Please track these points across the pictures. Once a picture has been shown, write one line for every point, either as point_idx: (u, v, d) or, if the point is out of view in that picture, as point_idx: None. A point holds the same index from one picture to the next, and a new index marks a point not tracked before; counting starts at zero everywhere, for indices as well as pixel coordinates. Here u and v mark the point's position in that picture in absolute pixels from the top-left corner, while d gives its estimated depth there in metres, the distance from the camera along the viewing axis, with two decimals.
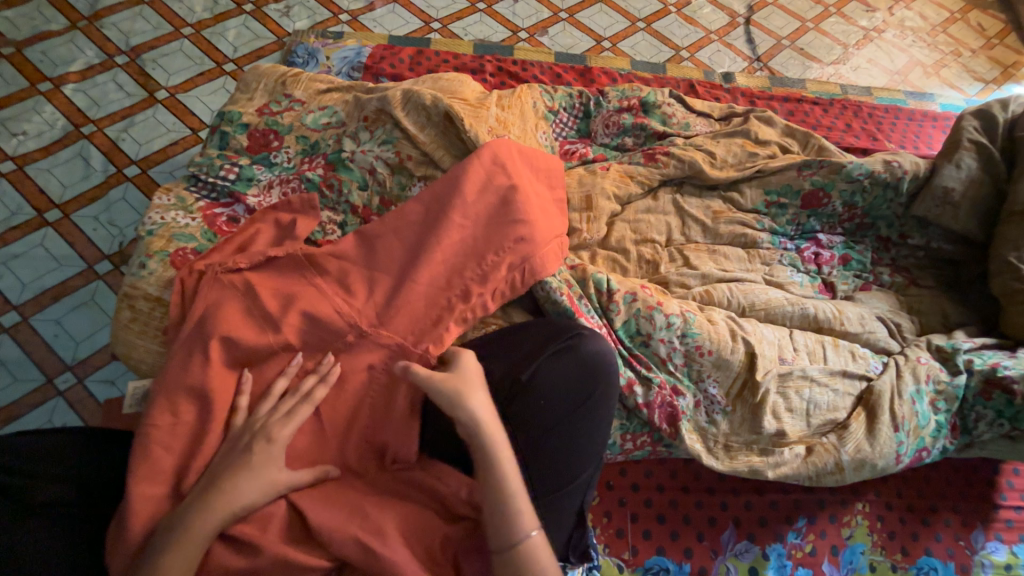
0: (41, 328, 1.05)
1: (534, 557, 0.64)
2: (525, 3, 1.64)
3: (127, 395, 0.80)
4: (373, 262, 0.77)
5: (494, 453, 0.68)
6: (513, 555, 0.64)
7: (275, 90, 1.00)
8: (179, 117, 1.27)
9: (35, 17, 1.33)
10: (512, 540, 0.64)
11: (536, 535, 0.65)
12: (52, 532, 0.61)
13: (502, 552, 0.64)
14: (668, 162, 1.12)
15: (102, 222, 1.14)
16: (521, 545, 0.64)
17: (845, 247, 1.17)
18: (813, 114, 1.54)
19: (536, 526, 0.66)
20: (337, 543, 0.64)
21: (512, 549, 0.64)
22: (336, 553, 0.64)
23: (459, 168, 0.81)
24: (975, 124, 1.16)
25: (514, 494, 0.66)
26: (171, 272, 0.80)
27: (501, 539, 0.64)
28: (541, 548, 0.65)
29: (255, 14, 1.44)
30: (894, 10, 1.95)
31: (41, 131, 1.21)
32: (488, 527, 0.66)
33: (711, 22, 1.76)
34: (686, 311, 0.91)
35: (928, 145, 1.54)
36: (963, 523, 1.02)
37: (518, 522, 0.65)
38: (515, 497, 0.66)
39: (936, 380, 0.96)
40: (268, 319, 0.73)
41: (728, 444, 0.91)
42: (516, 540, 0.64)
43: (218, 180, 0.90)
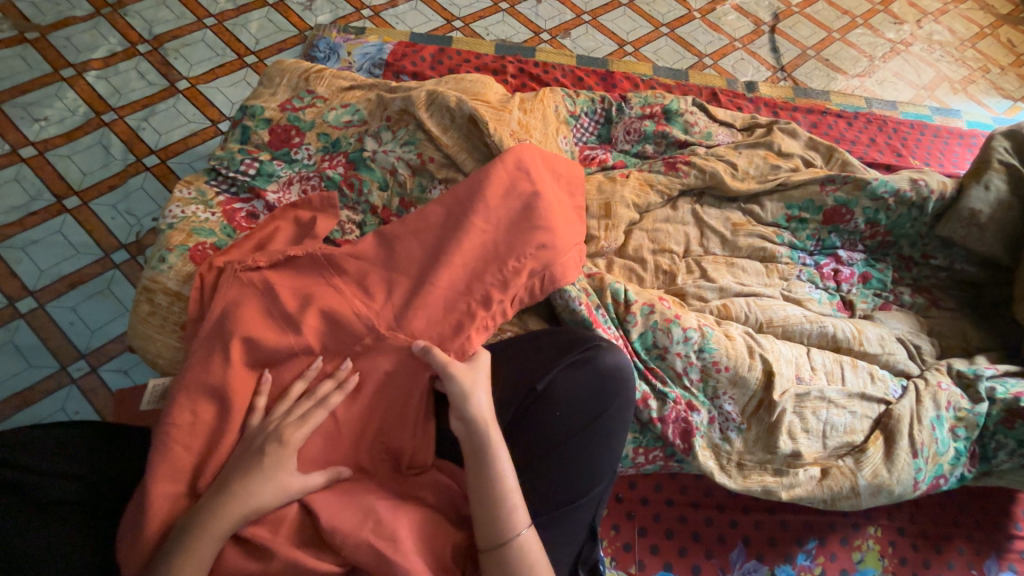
0: (58, 315, 1.05)
1: (522, 555, 0.65)
2: (548, 4, 1.63)
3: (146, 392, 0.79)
4: (392, 265, 0.77)
5: (494, 451, 0.68)
6: (502, 552, 0.65)
7: (298, 85, 0.99)
8: (198, 107, 1.27)
9: (60, 3, 1.34)
10: (502, 538, 0.65)
11: (527, 535, 0.66)
12: (64, 529, 0.60)
13: (491, 549, 0.65)
14: (689, 172, 1.10)
15: (120, 211, 1.14)
16: (511, 543, 0.65)
17: (866, 265, 1.15)
18: (837, 127, 1.51)
19: (526, 524, 0.66)
20: (349, 547, 0.64)
21: (501, 546, 0.65)
22: (348, 557, 0.64)
23: (482, 173, 0.80)
24: (1005, 145, 1.14)
25: (509, 494, 0.66)
26: (190, 267, 0.80)
27: (490, 536, 0.65)
28: (531, 550, 0.65)
29: (277, 7, 1.44)
30: (923, 23, 1.92)
31: (62, 116, 1.21)
32: (478, 525, 0.66)
33: (735, 29, 1.74)
34: (703, 326, 0.89)
35: (953, 163, 1.51)
36: (976, 551, 1.00)
37: (509, 521, 0.65)
38: (507, 497, 0.67)
39: (957, 407, 0.95)
40: (286, 319, 0.73)
41: (741, 462, 0.90)
42: (506, 539, 0.65)
43: (239, 175, 0.90)
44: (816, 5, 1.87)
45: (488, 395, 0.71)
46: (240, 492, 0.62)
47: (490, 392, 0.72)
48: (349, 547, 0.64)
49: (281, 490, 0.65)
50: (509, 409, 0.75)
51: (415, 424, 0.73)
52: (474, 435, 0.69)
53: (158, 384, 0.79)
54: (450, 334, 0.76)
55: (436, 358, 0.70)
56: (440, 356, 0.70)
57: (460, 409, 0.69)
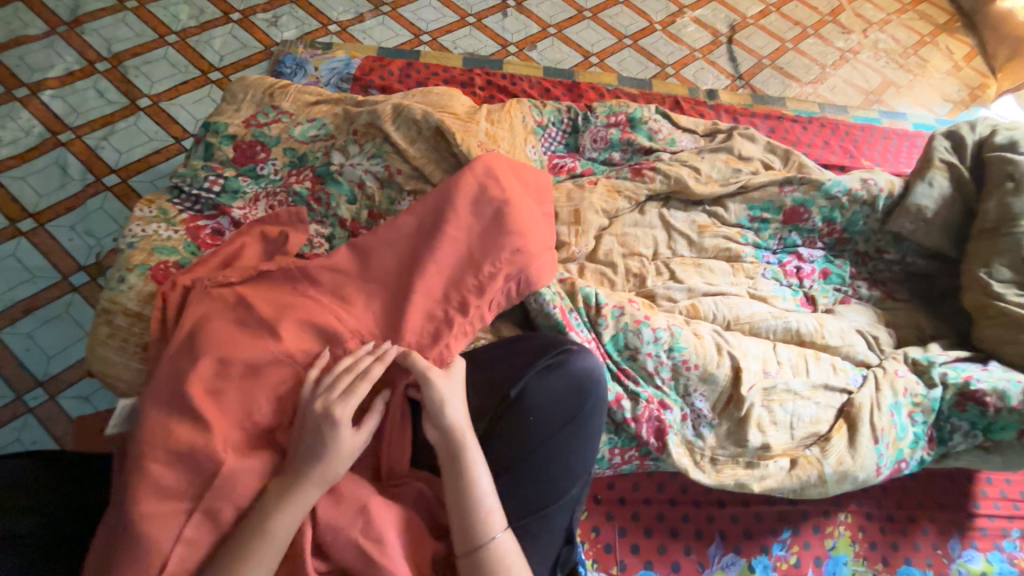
0: (11, 342, 1.01)
1: (499, 558, 0.65)
2: (514, 18, 1.66)
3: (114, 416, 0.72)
4: (364, 276, 0.77)
5: (468, 456, 0.68)
6: (479, 556, 0.65)
7: (263, 101, 0.99)
8: (161, 125, 1.25)
9: (12, 22, 1.30)
10: (477, 541, 0.65)
11: (503, 538, 0.66)
12: (21, 565, 0.56)
13: (468, 553, 0.65)
14: (654, 177, 1.14)
15: (78, 232, 1.11)
16: (487, 546, 0.65)
17: (825, 261, 1.20)
18: (793, 131, 1.59)
19: (503, 527, 0.67)
20: (336, 549, 0.64)
21: (477, 549, 0.65)
22: (334, 559, 0.65)
23: (450, 183, 0.81)
24: (945, 144, 1.22)
25: (483, 498, 0.67)
26: (152, 286, 0.78)
27: (467, 540, 0.65)
28: (508, 552, 0.66)
29: (242, 23, 1.43)
30: (868, 32, 2.04)
31: (16, 137, 1.18)
32: (455, 531, 0.66)
33: (695, 40, 1.81)
34: (672, 325, 0.92)
35: (902, 163, 1.60)
36: (940, 532, 1.04)
37: (485, 524, 0.66)
38: (482, 500, 0.67)
39: (914, 393, 0.99)
40: (253, 332, 0.71)
41: (714, 457, 0.92)
42: (482, 542, 0.65)
43: (202, 192, 0.89)
44: (769, 17, 1.97)
45: (464, 400, 0.72)
46: (272, 505, 0.62)
47: (464, 398, 0.72)
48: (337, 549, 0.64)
49: (317, 491, 0.63)
50: (484, 416, 0.75)
51: (398, 428, 0.74)
52: (448, 440, 0.69)
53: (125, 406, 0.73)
54: (424, 343, 0.76)
55: (415, 361, 0.71)
56: (420, 360, 0.71)
57: (434, 416, 0.69)
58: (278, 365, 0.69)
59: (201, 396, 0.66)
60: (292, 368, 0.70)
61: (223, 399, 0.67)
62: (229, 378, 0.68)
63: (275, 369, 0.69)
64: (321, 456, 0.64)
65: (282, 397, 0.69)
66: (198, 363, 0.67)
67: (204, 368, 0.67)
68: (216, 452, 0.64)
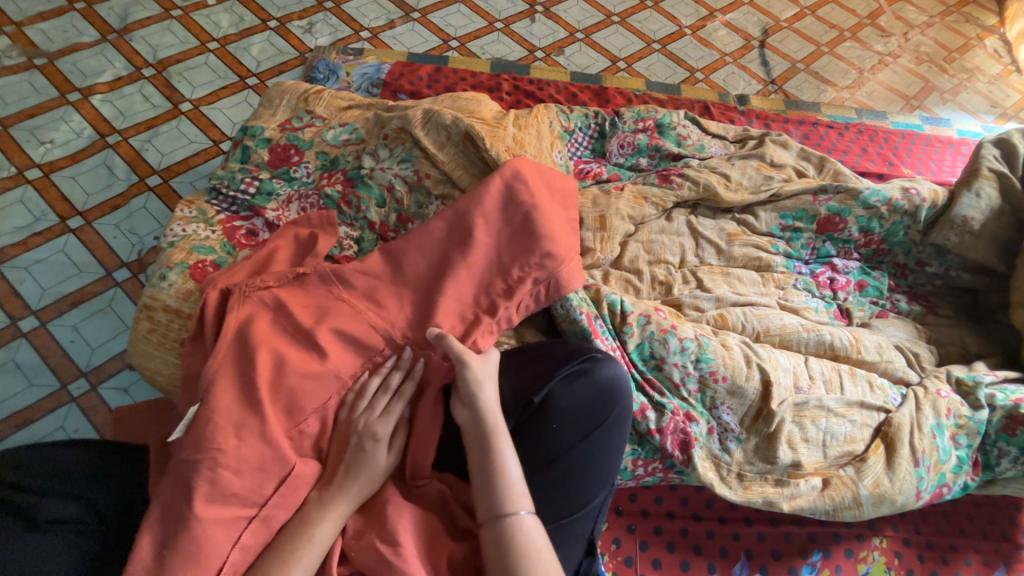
0: (59, 334, 1.05)
1: (522, 538, 0.63)
2: (542, 23, 1.67)
3: (182, 419, 0.67)
4: (397, 280, 0.78)
5: (498, 435, 0.69)
6: (502, 532, 0.63)
7: (298, 106, 1.01)
8: (201, 128, 1.29)
9: (67, 30, 1.38)
10: (498, 520, 0.64)
11: (525, 521, 0.64)
12: (65, 549, 0.59)
13: (491, 527, 0.64)
14: (683, 184, 1.12)
15: (122, 230, 1.16)
16: (507, 526, 0.64)
17: (861, 273, 1.16)
18: (828, 137, 1.54)
19: (528, 508, 0.66)
20: (357, 551, 0.66)
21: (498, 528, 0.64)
22: (355, 562, 0.66)
23: (480, 187, 0.81)
24: (994, 152, 1.16)
25: (510, 476, 0.67)
26: (191, 284, 0.81)
27: (491, 516, 0.65)
28: (529, 538, 0.63)
29: (278, 30, 1.48)
30: (910, 35, 1.96)
31: (68, 139, 1.24)
32: (480, 506, 0.66)
33: (726, 44, 1.78)
34: (700, 335, 0.90)
35: (945, 171, 1.53)
36: (984, 563, 0.99)
37: (510, 501, 0.65)
38: (510, 479, 0.67)
39: (957, 414, 0.94)
40: (289, 331, 0.73)
41: (742, 473, 0.89)
42: (506, 519, 0.64)
43: (239, 194, 0.92)
44: (804, 20, 1.92)
45: (495, 384, 0.73)
46: (314, 513, 0.65)
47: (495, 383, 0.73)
48: (359, 555, 0.66)
49: (354, 503, 0.68)
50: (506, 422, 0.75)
51: (427, 436, 0.74)
52: (476, 422, 0.70)
53: (190, 411, 0.67)
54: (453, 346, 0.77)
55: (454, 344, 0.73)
56: (454, 344, 0.72)
57: (464, 396, 0.71)
58: (310, 365, 0.71)
59: (240, 395, 0.67)
60: (327, 366, 0.72)
61: (260, 398, 0.67)
62: (269, 376, 0.69)
63: (309, 368, 0.71)
64: (361, 471, 0.69)
65: (319, 396, 0.71)
66: (239, 360, 0.69)
67: (246, 365, 0.68)
68: (258, 448, 0.65)
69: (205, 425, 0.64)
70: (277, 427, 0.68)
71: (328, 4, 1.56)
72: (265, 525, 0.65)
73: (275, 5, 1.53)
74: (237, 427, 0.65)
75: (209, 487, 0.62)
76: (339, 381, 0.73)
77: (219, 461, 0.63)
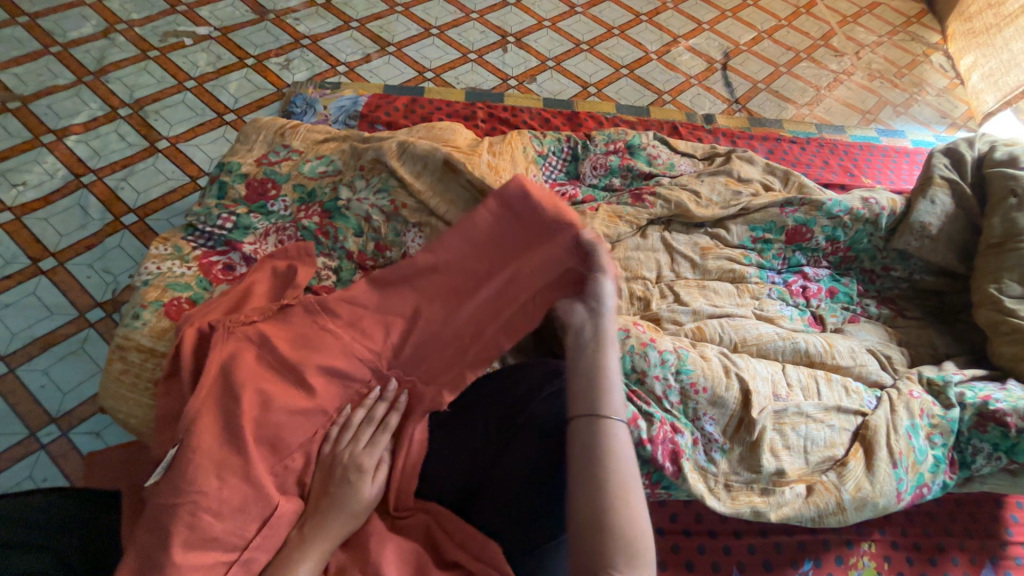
0: (28, 379, 1.00)
1: (613, 440, 0.62)
2: (514, 53, 1.73)
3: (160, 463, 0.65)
4: (383, 308, 0.79)
5: (609, 340, 0.70)
6: (595, 423, 0.63)
7: (274, 141, 1.03)
8: (178, 165, 1.30)
9: (42, 73, 1.39)
10: (595, 412, 0.64)
11: (619, 426, 0.63)
12: None
13: (585, 415, 0.64)
14: (655, 202, 1.16)
15: (96, 269, 1.13)
16: (603, 421, 0.63)
17: (831, 280, 1.20)
18: (792, 152, 1.61)
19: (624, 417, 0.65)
20: None
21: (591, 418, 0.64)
22: None
23: (463, 226, 0.80)
24: (944, 161, 1.23)
25: (613, 380, 0.67)
26: (166, 322, 0.80)
27: (588, 405, 0.64)
28: (621, 442, 0.62)
29: (256, 68, 1.51)
30: (861, 54, 2.08)
31: (41, 181, 1.22)
32: (576, 394, 0.66)
33: (690, 67, 1.87)
34: (679, 348, 0.93)
35: (903, 179, 1.61)
36: (971, 561, 1.00)
37: (608, 400, 0.65)
38: (612, 383, 0.67)
39: (930, 414, 0.96)
40: (274, 365, 0.72)
41: (728, 484, 0.89)
42: (603, 414, 0.63)
43: (215, 229, 0.92)
44: (762, 43, 2.02)
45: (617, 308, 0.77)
46: (294, 553, 0.64)
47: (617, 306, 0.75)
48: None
49: (337, 539, 0.66)
50: (489, 447, 0.76)
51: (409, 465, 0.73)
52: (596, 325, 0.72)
53: (170, 453, 0.64)
54: (439, 368, 0.79)
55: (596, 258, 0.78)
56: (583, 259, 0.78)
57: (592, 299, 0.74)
58: (293, 401, 0.70)
59: (223, 433, 0.65)
60: (313, 400, 0.72)
61: (244, 437, 0.66)
62: (254, 414, 0.68)
63: (295, 403, 0.70)
64: (342, 505, 0.67)
65: (303, 430, 0.71)
66: (225, 398, 0.67)
67: (229, 403, 0.67)
68: (240, 488, 0.64)
69: (185, 467, 0.62)
70: (260, 464, 0.67)
71: (304, 41, 1.60)
72: (244, 570, 0.63)
73: (252, 43, 1.56)
74: (218, 468, 0.64)
75: (187, 533, 0.60)
76: (325, 414, 0.73)
77: (199, 503, 0.61)
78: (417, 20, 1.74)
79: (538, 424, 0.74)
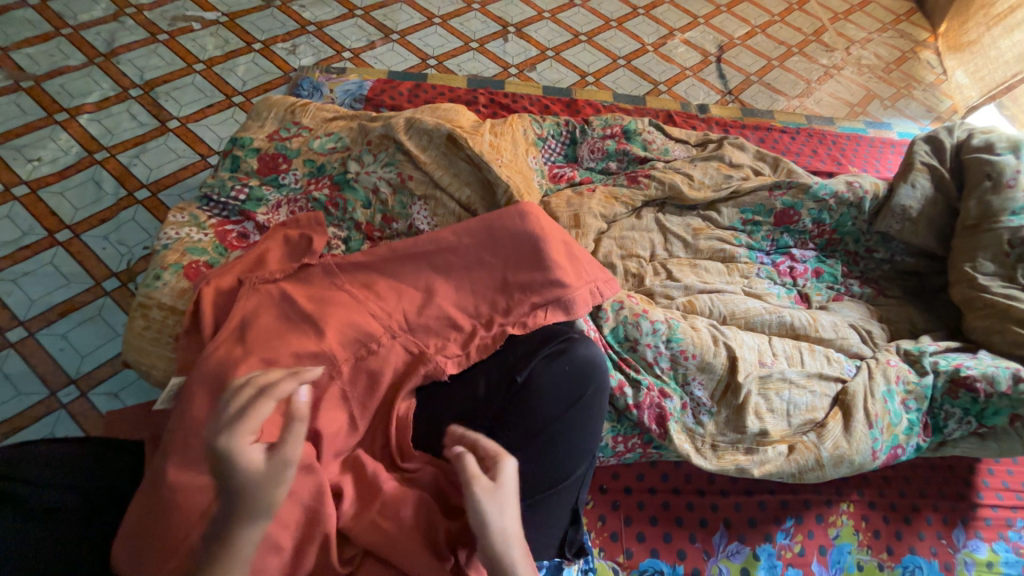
0: (46, 343, 1.04)
1: None
2: (514, 42, 1.78)
3: (164, 390, 0.74)
4: (397, 277, 0.85)
5: None
6: None
7: (285, 118, 1.07)
8: (189, 144, 1.33)
9: (55, 54, 1.42)
10: None
11: None
12: (48, 539, 0.61)
13: None
14: (650, 184, 1.22)
15: (111, 241, 1.16)
16: None
17: (817, 261, 1.26)
18: (782, 141, 1.67)
19: None
20: (357, 530, 0.69)
21: None
22: (357, 540, 0.69)
23: (488, 224, 0.86)
24: (925, 148, 1.29)
25: None
26: (185, 283, 0.84)
27: None
28: None
29: (263, 52, 1.55)
30: (851, 50, 2.14)
31: (55, 156, 1.26)
32: None
33: (685, 60, 1.92)
34: (670, 318, 0.97)
35: (889, 170, 1.67)
36: (943, 521, 1.06)
37: None
38: None
39: (906, 381, 1.02)
40: (296, 324, 0.77)
41: (715, 443, 0.95)
42: None
43: (229, 200, 0.96)
44: (755, 37, 2.08)
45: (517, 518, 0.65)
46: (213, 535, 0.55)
47: (518, 503, 0.67)
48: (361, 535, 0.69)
49: (264, 522, 0.56)
50: (492, 404, 0.79)
51: (299, 435, 0.57)
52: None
53: (174, 382, 0.74)
54: (446, 338, 0.82)
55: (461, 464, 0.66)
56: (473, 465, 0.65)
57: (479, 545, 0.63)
58: (312, 354, 0.75)
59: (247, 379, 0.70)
60: (324, 351, 0.76)
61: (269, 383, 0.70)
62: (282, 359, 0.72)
63: (314, 355, 0.75)
64: (236, 488, 0.54)
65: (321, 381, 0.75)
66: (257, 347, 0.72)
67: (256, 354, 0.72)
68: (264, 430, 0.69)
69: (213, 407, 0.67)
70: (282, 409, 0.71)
71: (310, 28, 1.64)
72: None
73: (259, 29, 1.60)
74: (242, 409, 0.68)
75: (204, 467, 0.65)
76: (341, 367, 0.77)
77: None
78: (421, 9, 1.78)
79: (540, 386, 0.78)
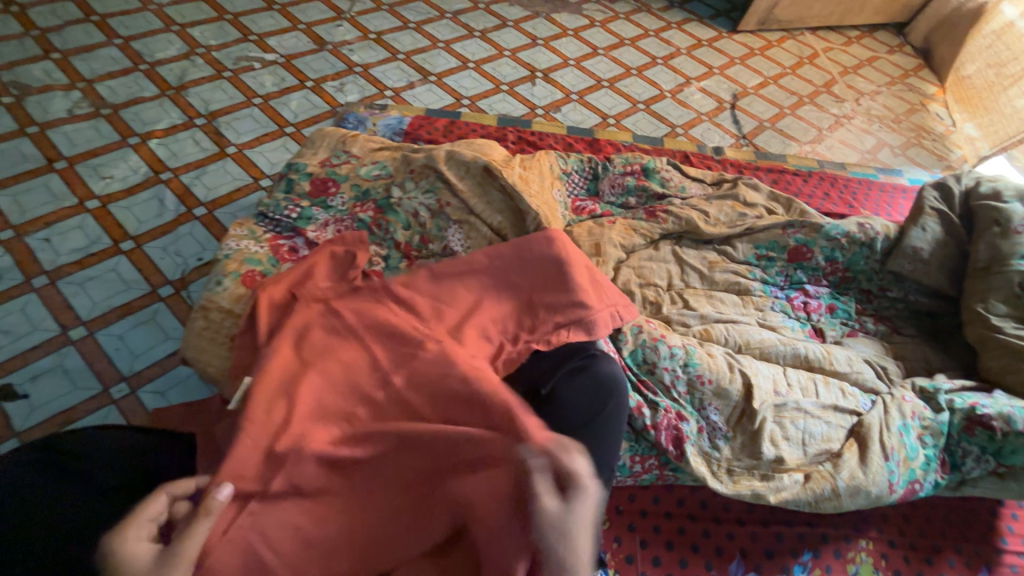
0: (104, 342, 1.12)
1: None
2: (542, 86, 1.92)
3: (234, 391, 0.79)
4: (433, 292, 0.92)
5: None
6: None
7: (336, 147, 1.19)
8: (243, 168, 1.46)
9: (132, 86, 1.59)
10: None
11: None
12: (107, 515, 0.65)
13: None
14: (667, 218, 1.29)
15: (169, 252, 1.27)
16: None
17: (831, 297, 1.30)
18: (795, 183, 1.74)
19: None
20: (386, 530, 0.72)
21: None
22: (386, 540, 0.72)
23: (519, 247, 0.94)
24: (934, 194, 1.35)
25: None
26: (242, 290, 0.93)
27: None
28: None
29: (314, 89, 1.71)
30: (861, 101, 2.25)
31: (126, 175, 1.39)
32: None
33: (701, 105, 2.04)
34: (687, 344, 1.02)
35: (900, 214, 1.73)
36: (966, 565, 1.04)
37: None
38: None
39: (922, 416, 1.04)
40: (342, 330, 0.84)
41: (731, 468, 0.97)
42: None
43: (283, 218, 1.06)
44: (768, 87, 2.21)
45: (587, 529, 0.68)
46: None
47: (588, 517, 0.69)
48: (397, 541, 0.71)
49: None
50: None
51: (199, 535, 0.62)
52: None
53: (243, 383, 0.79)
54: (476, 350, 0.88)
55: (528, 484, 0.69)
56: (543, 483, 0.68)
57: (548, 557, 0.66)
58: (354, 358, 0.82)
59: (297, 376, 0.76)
60: (364, 357, 0.82)
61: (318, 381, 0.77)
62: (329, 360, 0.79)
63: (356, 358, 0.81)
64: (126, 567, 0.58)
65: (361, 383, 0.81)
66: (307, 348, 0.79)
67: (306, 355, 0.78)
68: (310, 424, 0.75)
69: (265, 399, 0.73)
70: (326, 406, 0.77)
71: (357, 69, 1.81)
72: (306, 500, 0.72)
73: (312, 69, 1.77)
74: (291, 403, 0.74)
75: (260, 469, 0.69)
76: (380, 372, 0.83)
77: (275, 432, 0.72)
78: (457, 55, 1.95)
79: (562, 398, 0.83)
